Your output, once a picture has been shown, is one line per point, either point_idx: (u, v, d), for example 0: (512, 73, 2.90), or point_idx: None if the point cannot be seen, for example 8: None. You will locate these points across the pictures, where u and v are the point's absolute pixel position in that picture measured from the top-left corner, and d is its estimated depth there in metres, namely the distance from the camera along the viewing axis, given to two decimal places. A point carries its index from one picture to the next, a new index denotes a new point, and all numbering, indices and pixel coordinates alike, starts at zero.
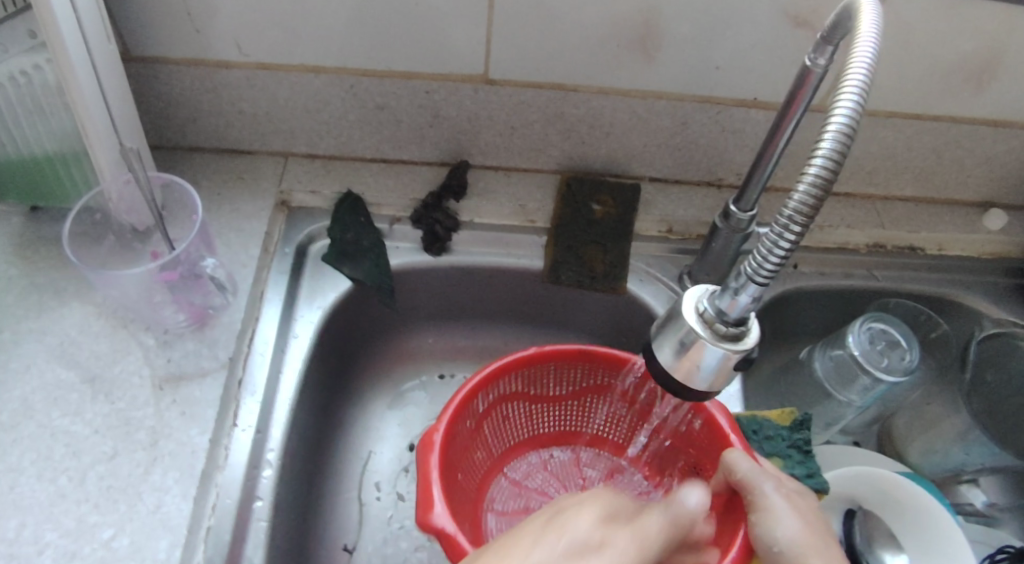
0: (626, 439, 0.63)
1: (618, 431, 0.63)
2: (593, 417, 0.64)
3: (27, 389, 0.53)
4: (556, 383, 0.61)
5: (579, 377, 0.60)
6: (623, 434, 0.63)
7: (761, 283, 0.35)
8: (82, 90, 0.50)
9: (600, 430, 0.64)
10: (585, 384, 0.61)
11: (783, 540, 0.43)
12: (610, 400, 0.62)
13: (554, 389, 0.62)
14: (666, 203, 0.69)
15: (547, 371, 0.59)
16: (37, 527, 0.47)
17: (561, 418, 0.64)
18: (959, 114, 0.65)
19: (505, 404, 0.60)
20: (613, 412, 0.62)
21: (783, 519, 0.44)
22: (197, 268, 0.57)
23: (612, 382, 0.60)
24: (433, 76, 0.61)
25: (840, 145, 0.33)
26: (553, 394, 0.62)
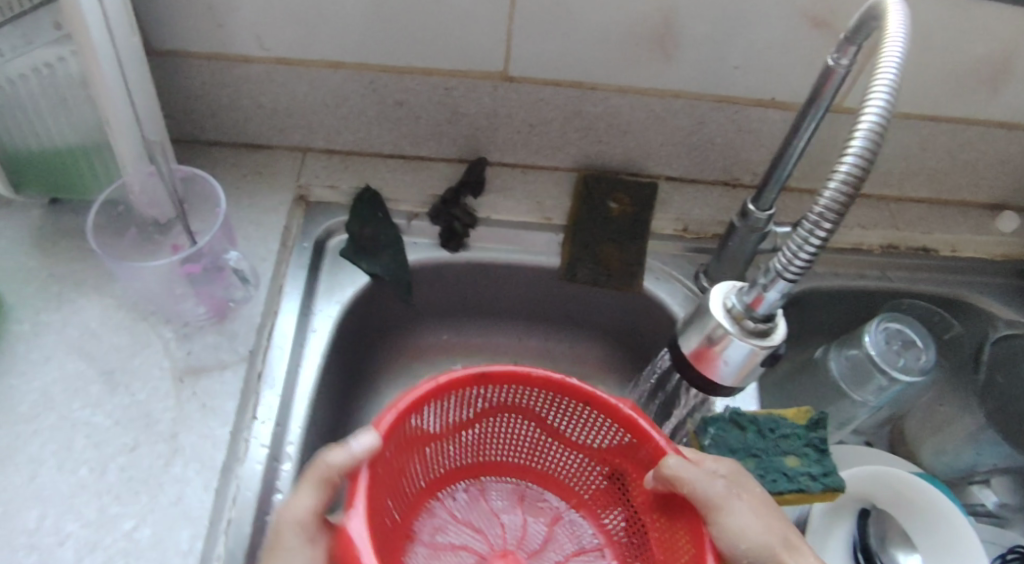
0: (529, 457, 0.58)
1: (519, 449, 0.57)
2: (493, 439, 0.57)
3: (47, 380, 0.54)
4: (463, 408, 0.52)
5: (488, 398, 0.53)
6: (527, 452, 0.58)
7: (792, 278, 0.36)
8: (107, 83, 0.50)
9: (498, 452, 0.58)
10: (490, 404, 0.53)
11: (743, 547, 0.42)
12: (515, 418, 0.55)
13: (459, 415, 0.53)
14: (683, 202, 0.70)
15: (457, 398, 0.51)
16: (58, 517, 0.47)
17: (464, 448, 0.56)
18: (975, 116, 0.65)
19: (415, 438, 0.51)
20: (521, 431, 0.56)
21: (744, 525, 0.42)
22: (220, 261, 0.57)
23: (517, 400, 0.53)
24: (453, 72, 0.61)
25: (872, 143, 0.33)
26: (454, 424, 0.53)
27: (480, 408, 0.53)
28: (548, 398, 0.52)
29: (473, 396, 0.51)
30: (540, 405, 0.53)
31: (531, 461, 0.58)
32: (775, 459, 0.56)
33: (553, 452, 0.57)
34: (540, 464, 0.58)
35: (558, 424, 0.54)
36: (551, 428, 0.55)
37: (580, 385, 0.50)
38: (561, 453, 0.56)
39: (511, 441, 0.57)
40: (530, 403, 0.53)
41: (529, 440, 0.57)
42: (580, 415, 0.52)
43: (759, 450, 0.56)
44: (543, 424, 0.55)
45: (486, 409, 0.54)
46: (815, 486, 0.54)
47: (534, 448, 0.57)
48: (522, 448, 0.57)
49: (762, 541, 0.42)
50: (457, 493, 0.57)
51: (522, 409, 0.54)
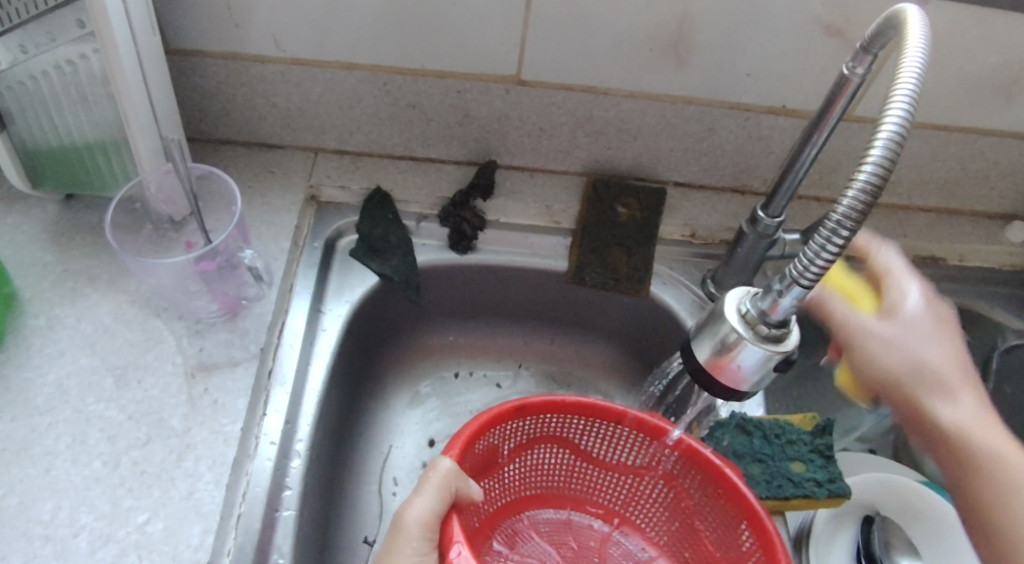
0: (563, 486, 0.58)
1: (553, 477, 0.58)
2: (531, 471, 0.56)
3: (62, 373, 0.54)
4: (507, 442, 0.53)
5: (525, 431, 0.53)
6: (562, 480, 0.58)
7: (807, 284, 0.36)
8: (127, 80, 0.51)
9: (536, 485, 0.57)
10: (528, 435, 0.54)
11: (880, 364, 0.49)
12: (549, 448, 0.56)
13: (502, 449, 0.53)
14: (691, 207, 0.70)
15: (500, 432, 0.51)
16: (72, 509, 0.48)
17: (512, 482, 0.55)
18: (986, 126, 0.65)
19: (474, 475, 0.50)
20: (554, 459, 0.57)
21: (882, 342, 0.49)
22: (235, 258, 0.58)
23: (552, 429, 0.54)
24: (466, 75, 0.62)
25: (891, 152, 0.33)
26: (499, 459, 0.53)
27: (514, 443, 0.54)
28: (578, 420, 0.54)
29: (512, 428, 0.52)
30: (571, 429, 0.54)
31: (565, 488, 0.58)
32: (781, 464, 0.56)
33: (585, 476, 0.58)
34: (573, 492, 0.58)
35: (590, 448, 0.56)
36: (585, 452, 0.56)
37: (610, 406, 0.52)
38: (594, 476, 0.57)
39: (542, 473, 0.57)
40: (559, 432, 0.55)
41: (560, 469, 0.57)
42: (610, 435, 0.54)
43: (766, 456, 0.57)
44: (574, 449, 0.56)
45: (523, 442, 0.54)
46: (820, 491, 0.54)
47: (566, 476, 0.58)
48: (554, 479, 0.58)
49: (893, 367, 0.48)
50: (508, 536, 0.55)
51: (553, 438, 0.55)
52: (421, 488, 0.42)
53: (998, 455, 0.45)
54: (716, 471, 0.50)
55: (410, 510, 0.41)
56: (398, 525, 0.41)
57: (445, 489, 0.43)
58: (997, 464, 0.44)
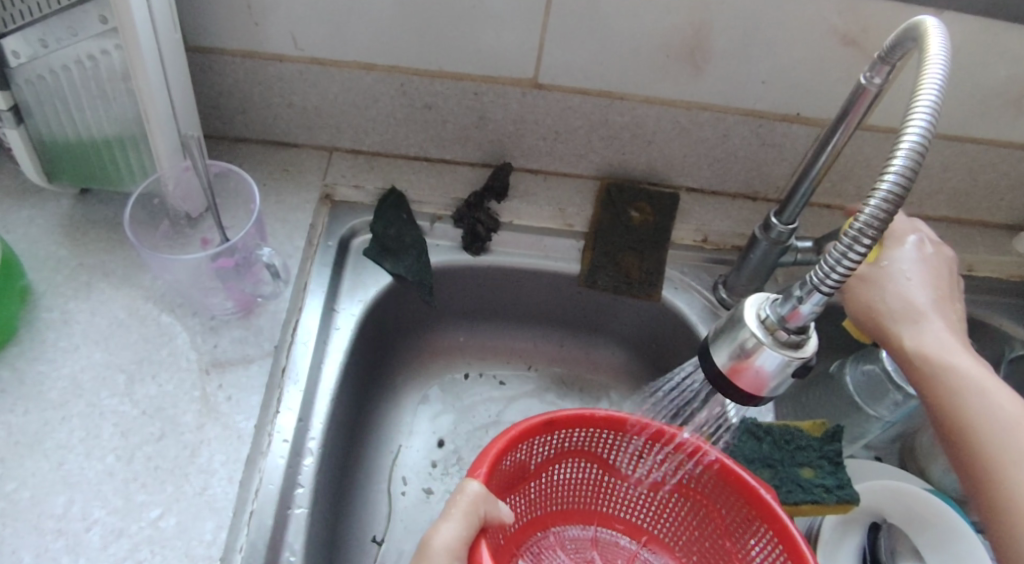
0: (592, 500, 0.59)
1: (583, 491, 0.58)
2: (562, 484, 0.57)
3: (76, 367, 0.54)
4: (540, 454, 0.54)
5: (558, 444, 0.54)
6: (592, 494, 0.58)
7: (828, 291, 0.36)
8: (148, 76, 0.51)
9: (563, 499, 0.58)
10: (561, 448, 0.55)
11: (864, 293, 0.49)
12: (581, 461, 0.56)
13: (531, 463, 0.53)
14: (702, 213, 0.70)
15: (534, 445, 0.52)
16: (86, 503, 0.48)
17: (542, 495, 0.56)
18: (997, 137, 0.66)
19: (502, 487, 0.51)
20: (583, 474, 0.57)
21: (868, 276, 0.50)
22: (253, 256, 0.58)
23: (586, 442, 0.55)
24: (483, 78, 0.62)
25: (913, 162, 0.34)
26: (527, 473, 0.54)
27: (541, 457, 0.54)
28: (606, 435, 0.54)
29: (542, 443, 0.53)
30: (599, 443, 0.55)
31: (594, 503, 0.59)
32: (790, 469, 0.57)
33: (612, 490, 0.58)
34: (600, 507, 0.59)
35: (622, 463, 0.56)
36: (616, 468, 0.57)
37: (638, 420, 0.52)
38: (620, 490, 0.58)
39: (569, 487, 0.58)
40: (592, 447, 0.55)
41: (587, 483, 0.58)
42: (637, 450, 0.55)
43: (775, 461, 0.58)
44: (604, 464, 0.57)
45: (555, 455, 0.55)
46: (830, 497, 0.54)
47: (592, 490, 0.58)
48: (581, 494, 0.58)
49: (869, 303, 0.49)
50: (536, 551, 0.56)
51: (580, 452, 0.56)
52: (450, 513, 0.42)
53: (993, 408, 0.41)
54: (748, 489, 0.50)
55: (438, 537, 0.41)
56: (424, 551, 0.41)
57: (473, 513, 0.43)
58: (995, 419, 0.41)
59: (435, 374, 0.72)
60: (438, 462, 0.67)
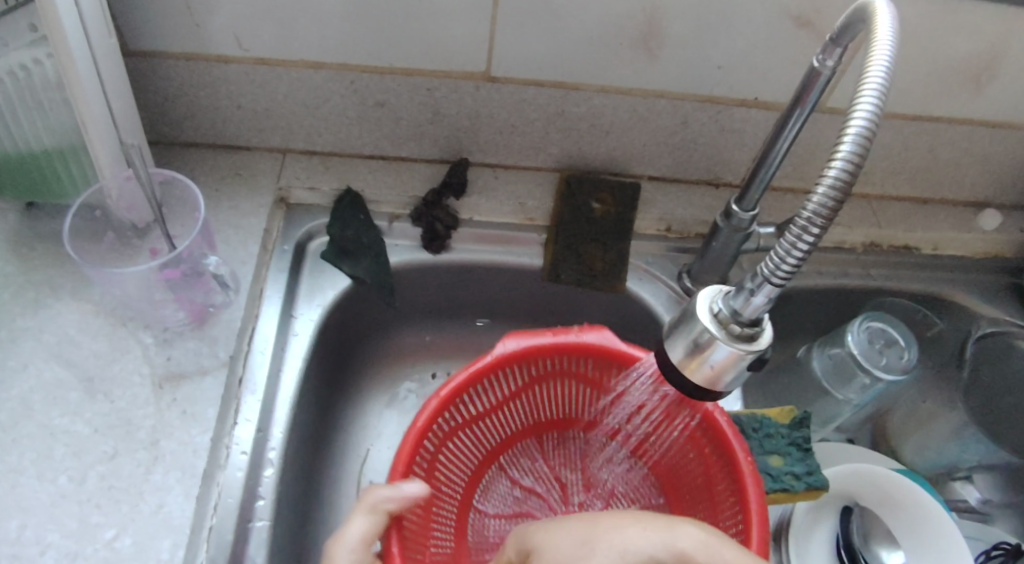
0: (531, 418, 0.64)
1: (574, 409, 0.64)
2: (538, 407, 0.63)
3: (25, 387, 0.53)
4: (467, 409, 0.58)
5: (554, 365, 0.59)
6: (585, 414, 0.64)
7: (780, 282, 0.36)
8: (82, 84, 0.50)
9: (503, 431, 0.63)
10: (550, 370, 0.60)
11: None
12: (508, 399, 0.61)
13: (470, 412, 0.59)
14: (665, 201, 0.69)
15: (476, 391, 0.57)
16: (38, 527, 0.46)
17: (496, 432, 0.63)
18: (957, 114, 0.66)
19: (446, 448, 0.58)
20: (513, 407, 0.62)
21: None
22: (200, 266, 0.56)
23: (537, 367, 0.60)
24: (435, 72, 0.61)
25: (860, 148, 0.34)
26: (464, 424, 0.59)
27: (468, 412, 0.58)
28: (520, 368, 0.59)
29: (462, 402, 0.57)
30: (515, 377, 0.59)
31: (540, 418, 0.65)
32: (759, 459, 0.56)
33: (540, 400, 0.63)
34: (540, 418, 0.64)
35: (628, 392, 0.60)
36: (611, 391, 0.60)
37: (552, 343, 0.57)
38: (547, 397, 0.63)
39: (508, 421, 0.63)
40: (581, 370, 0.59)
41: (517, 411, 0.63)
42: (556, 367, 0.60)
43: (745, 451, 0.57)
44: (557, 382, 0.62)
45: (535, 381, 0.61)
46: (798, 485, 0.54)
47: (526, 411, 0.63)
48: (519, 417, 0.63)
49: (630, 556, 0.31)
50: (500, 485, 0.63)
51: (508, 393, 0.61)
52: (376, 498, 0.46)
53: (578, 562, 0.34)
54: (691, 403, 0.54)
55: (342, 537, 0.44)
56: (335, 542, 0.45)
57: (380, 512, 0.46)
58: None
59: (400, 375, 0.71)
60: None
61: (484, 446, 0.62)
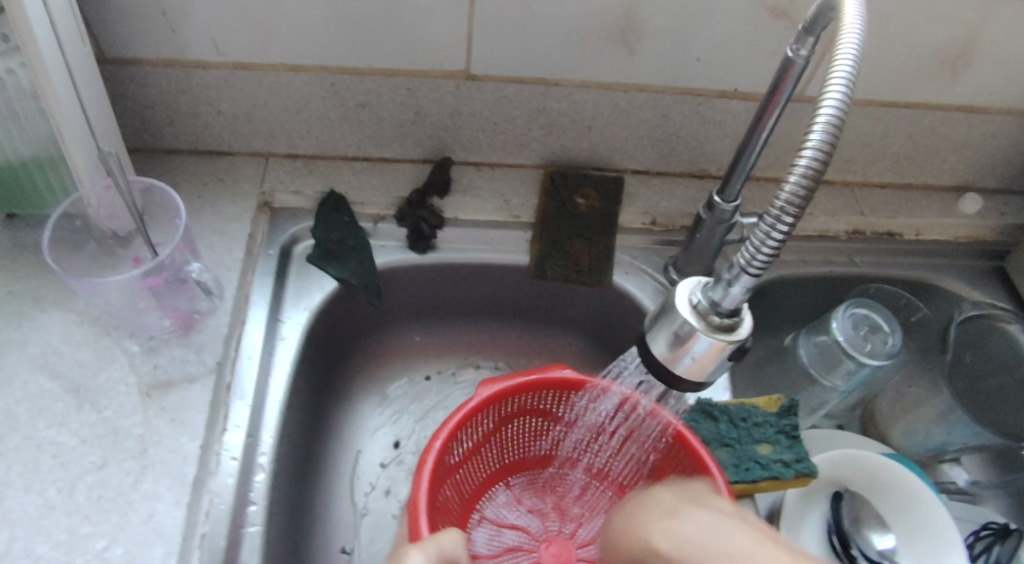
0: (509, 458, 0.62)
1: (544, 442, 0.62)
2: (500, 450, 0.61)
3: (11, 399, 0.53)
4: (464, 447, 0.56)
5: (512, 406, 0.58)
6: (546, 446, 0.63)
7: (755, 272, 0.37)
8: (59, 94, 0.50)
9: (488, 466, 0.61)
10: (515, 409, 0.58)
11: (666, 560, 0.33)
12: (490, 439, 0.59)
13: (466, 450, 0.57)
14: (649, 194, 0.70)
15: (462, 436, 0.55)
16: (27, 540, 0.46)
17: (475, 477, 0.60)
18: (934, 100, 0.66)
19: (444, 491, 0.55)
20: (495, 445, 0.60)
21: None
22: (183, 273, 0.56)
23: (509, 407, 0.57)
24: (415, 72, 0.60)
25: (830, 136, 0.34)
26: (456, 463, 0.56)
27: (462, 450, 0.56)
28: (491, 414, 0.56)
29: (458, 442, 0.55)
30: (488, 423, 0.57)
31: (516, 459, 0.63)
32: (748, 447, 0.57)
33: (518, 441, 0.62)
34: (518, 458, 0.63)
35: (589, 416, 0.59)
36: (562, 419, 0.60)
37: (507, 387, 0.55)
38: (523, 437, 0.61)
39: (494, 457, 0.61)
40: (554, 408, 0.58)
41: (499, 449, 0.61)
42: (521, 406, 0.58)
43: (733, 440, 0.57)
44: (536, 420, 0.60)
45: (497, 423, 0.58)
46: (787, 472, 0.55)
47: (507, 450, 0.62)
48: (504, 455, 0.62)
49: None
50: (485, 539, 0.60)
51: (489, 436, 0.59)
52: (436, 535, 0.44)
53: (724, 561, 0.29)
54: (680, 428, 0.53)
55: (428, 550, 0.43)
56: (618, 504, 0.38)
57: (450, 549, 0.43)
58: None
59: (389, 374, 0.71)
60: (390, 461, 0.66)
61: (464, 492, 0.59)
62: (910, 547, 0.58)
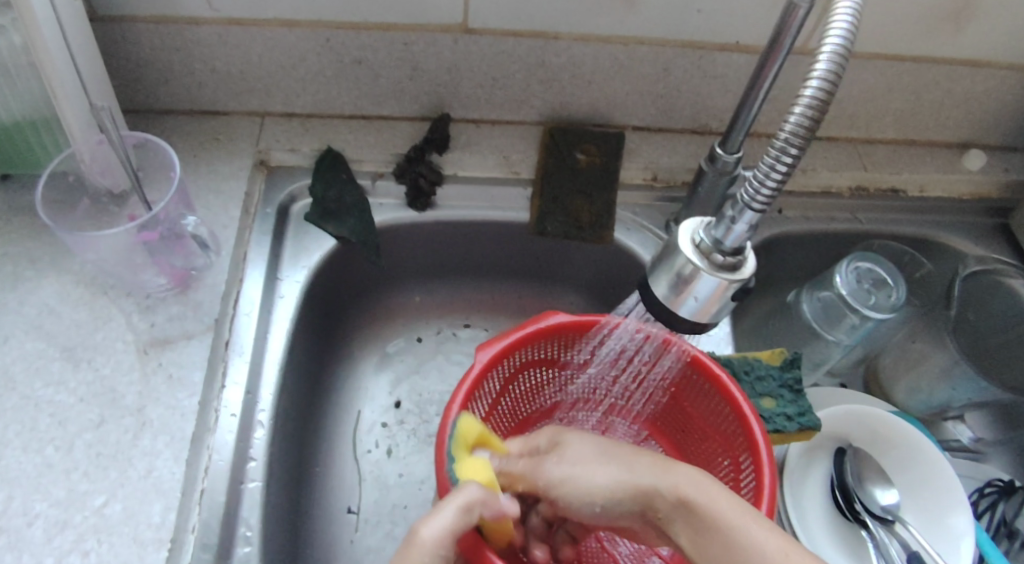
0: (533, 403, 0.61)
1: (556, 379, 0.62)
2: (519, 399, 0.60)
3: (8, 359, 0.52)
4: (483, 403, 0.55)
5: (518, 360, 0.56)
6: (553, 394, 0.62)
7: (759, 207, 0.36)
8: (50, 49, 0.49)
9: (513, 412, 0.60)
10: (522, 363, 0.57)
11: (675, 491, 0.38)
12: (508, 391, 0.58)
13: (486, 407, 0.56)
14: (650, 150, 0.69)
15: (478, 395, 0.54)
16: (26, 498, 0.46)
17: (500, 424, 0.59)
18: (938, 54, 0.65)
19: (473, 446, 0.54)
20: (515, 394, 0.59)
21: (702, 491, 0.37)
22: (178, 227, 0.56)
23: (516, 361, 0.56)
24: (411, 26, 0.59)
25: (836, 64, 0.34)
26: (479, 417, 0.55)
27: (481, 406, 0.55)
28: (498, 369, 0.55)
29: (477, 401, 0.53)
30: (499, 378, 0.55)
31: (540, 403, 0.62)
32: (751, 401, 0.56)
33: (541, 386, 0.61)
34: (540, 402, 0.62)
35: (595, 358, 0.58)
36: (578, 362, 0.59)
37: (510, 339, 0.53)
38: (546, 381, 0.60)
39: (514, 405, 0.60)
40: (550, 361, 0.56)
41: (520, 397, 0.60)
42: (532, 355, 0.57)
43: None
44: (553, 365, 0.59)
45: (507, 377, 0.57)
46: (790, 426, 0.54)
47: (528, 396, 0.61)
48: (525, 403, 0.61)
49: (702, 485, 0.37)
50: None
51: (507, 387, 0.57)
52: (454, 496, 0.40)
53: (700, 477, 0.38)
54: (707, 367, 0.53)
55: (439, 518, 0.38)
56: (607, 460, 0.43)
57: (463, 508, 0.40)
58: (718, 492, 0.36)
59: (390, 336, 0.71)
60: (393, 421, 0.66)
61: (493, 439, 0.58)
62: (912, 501, 0.58)
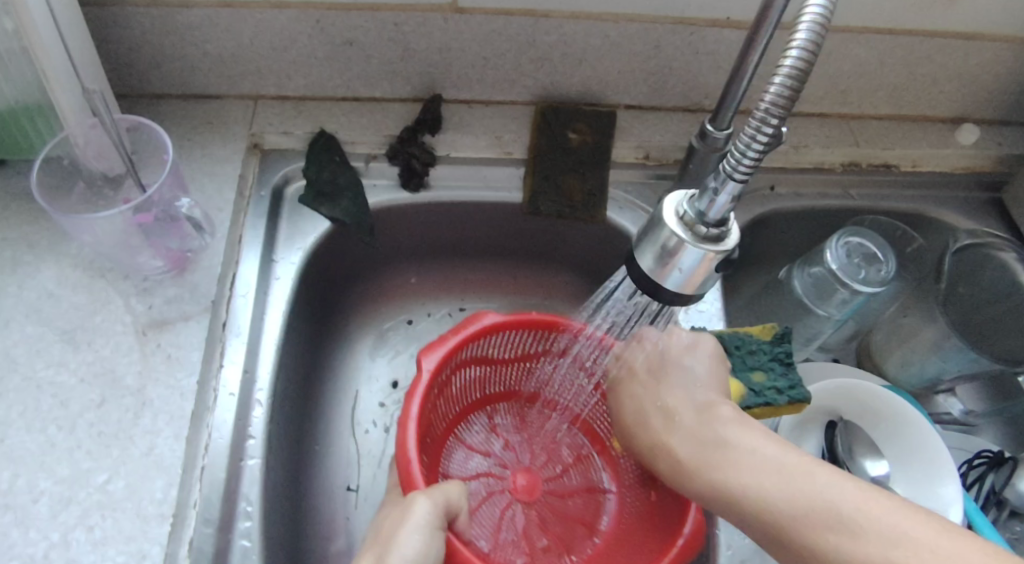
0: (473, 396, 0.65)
1: (514, 381, 0.66)
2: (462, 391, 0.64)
3: (9, 342, 0.53)
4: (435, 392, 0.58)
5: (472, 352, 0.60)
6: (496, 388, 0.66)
7: (741, 178, 0.37)
8: (39, 32, 0.49)
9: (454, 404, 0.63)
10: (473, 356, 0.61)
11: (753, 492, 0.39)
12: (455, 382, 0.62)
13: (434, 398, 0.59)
14: (643, 129, 0.69)
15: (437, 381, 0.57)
16: (30, 476, 0.47)
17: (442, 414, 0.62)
18: (931, 28, 0.65)
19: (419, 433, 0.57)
20: (459, 386, 0.63)
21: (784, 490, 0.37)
22: (173, 209, 0.56)
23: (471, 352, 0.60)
24: (401, 6, 0.59)
25: (815, 35, 0.34)
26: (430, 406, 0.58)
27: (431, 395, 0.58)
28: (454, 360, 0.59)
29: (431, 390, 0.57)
30: (451, 370, 0.59)
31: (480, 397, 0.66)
32: (741, 374, 0.56)
33: (483, 380, 0.65)
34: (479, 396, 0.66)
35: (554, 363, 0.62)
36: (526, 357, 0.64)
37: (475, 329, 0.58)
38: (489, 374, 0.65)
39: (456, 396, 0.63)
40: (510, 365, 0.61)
41: (462, 389, 0.64)
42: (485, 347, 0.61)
43: (726, 367, 0.57)
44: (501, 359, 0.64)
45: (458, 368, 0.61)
46: (781, 398, 0.55)
47: (469, 389, 0.64)
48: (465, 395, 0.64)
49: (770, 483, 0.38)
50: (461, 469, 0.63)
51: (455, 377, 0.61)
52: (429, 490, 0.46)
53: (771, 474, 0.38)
54: None
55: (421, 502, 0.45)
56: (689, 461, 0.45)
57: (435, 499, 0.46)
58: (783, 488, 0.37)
59: (386, 317, 0.72)
60: (390, 401, 0.67)
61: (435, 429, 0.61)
62: (901, 472, 0.58)
